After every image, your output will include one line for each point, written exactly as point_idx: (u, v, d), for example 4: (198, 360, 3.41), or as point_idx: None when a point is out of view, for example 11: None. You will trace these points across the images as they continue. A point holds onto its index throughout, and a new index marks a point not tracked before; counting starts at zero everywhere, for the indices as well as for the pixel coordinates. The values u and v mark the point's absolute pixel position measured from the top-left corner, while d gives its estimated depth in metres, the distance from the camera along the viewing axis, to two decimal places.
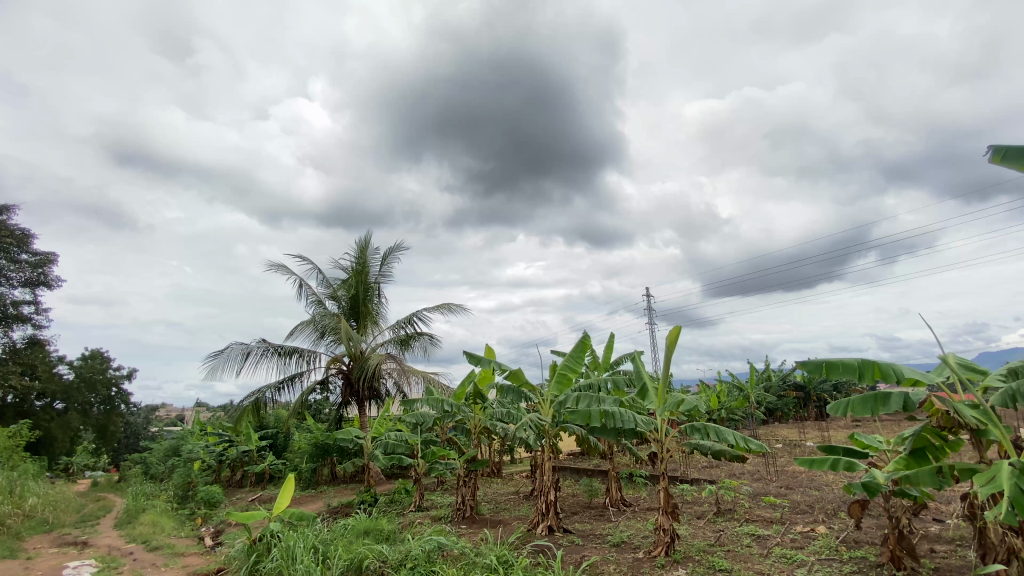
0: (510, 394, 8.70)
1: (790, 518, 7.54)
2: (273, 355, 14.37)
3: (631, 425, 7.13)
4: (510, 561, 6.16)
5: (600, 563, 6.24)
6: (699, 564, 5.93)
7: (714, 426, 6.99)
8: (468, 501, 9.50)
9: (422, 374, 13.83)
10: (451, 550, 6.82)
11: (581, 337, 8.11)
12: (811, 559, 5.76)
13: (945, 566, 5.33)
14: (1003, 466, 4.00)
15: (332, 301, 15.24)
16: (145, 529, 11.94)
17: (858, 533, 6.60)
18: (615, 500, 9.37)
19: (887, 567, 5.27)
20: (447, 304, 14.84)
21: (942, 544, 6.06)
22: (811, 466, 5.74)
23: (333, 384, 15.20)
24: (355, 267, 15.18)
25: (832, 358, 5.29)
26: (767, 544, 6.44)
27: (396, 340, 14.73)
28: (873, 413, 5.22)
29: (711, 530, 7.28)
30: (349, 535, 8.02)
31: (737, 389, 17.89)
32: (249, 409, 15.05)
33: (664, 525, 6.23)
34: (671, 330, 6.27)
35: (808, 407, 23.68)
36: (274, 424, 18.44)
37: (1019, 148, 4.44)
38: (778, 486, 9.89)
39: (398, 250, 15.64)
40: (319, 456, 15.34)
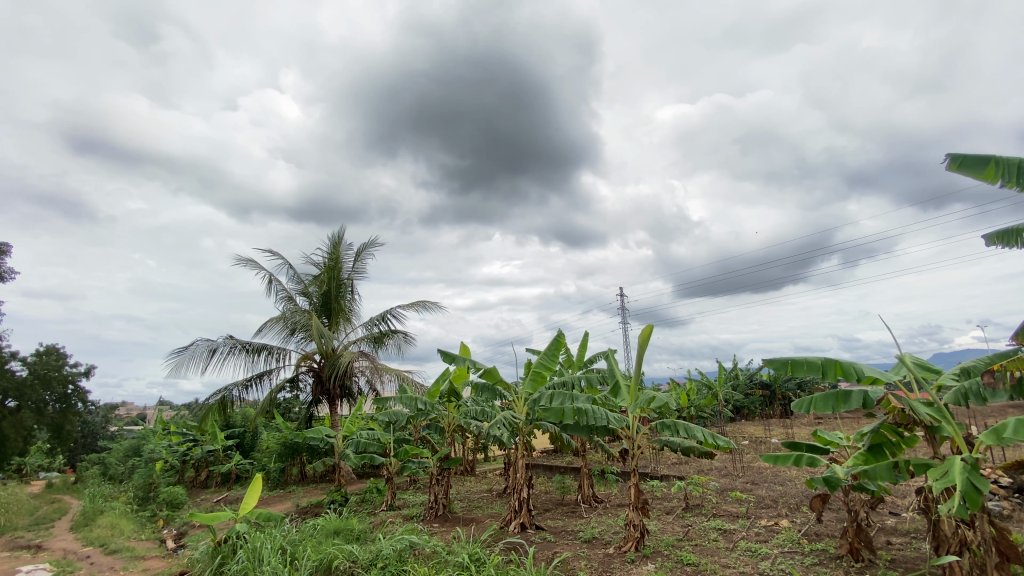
0: (484, 392, 8.66)
1: (755, 513, 7.76)
2: (240, 352, 14.00)
3: (604, 423, 7.22)
4: (482, 559, 6.15)
5: (572, 559, 6.30)
6: (668, 559, 6.05)
7: (683, 424, 7.13)
8: (440, 499, 9.46)
9: (395, 372, 13.68)
10: (423, 549, 6.77)
11: (556, 335, 8.14)
12: (774, 552, 5.95)
13: (901, 557, 5.58)
14: (956, 462, 4.20)
15: (303, 297, 14.96)
16: (102, 531, 11.47)
17: (820, 527, 6.84)
18: (587, 496, 9.48)
19: (845, 559, 5.49)
20: (422, 302, 14.74)
21: (897, 537, 6.34)
22: (775, 462, 5.92)
23: (303, 382, 14.92)
24: (326, 263, 14.89)
25: (797, 357, 5.43)
26: (732, 538, 6.62)
27: (369, 337, 14.54)
28: (834, 410, 5.39)
29: (680, 525, 7.42)
30: (318, 535, 7.90)
31: (706, 388, 18.32)
32: (215, 407, 14.61)
33: (634, 520, 6.34)
34: (643, 329, 6.36)
35: (773, 405, 24.40)
36: (241, 422, 17.98)
37: (975, 157, 4.64)
38: (744, 482, 10.15)
39: (373, 246, 15.46)
40: (288, 455, 15.03)
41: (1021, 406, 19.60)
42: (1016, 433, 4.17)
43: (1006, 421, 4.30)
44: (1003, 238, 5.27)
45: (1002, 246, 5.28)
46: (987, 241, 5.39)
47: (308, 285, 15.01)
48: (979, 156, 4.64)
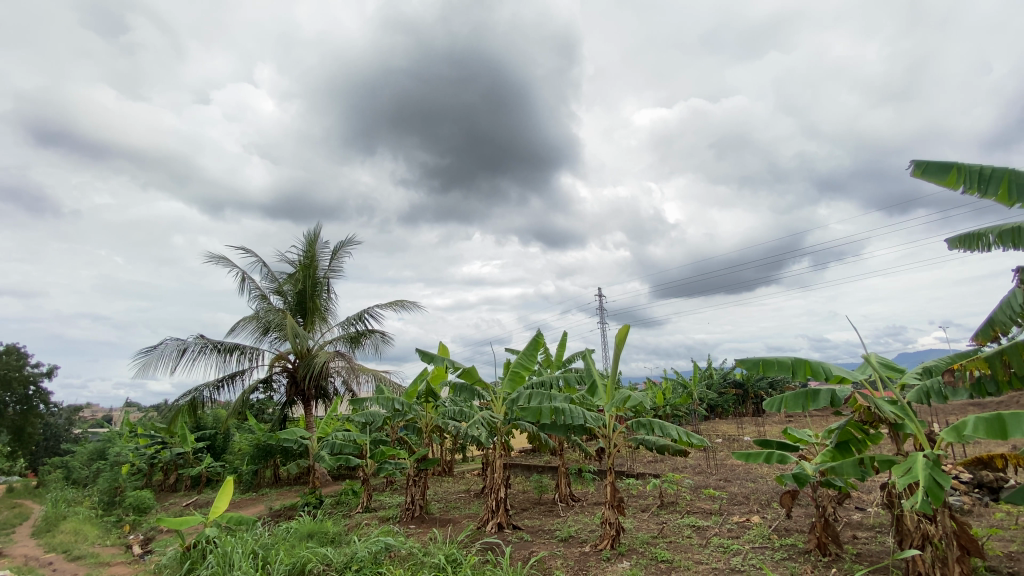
0: (463, 392, 8.61)
1: (727, 510, 7.91)
2: (211, 351, 13.63)
3: (581, 421, 7.28)
4: (458, 559, 6.11)
5: (548, 558, 6.32)
6: (643, 556, 6.11)
7: (658, 422, 7.22)
8: (417, 501, 9.39)
9: (372, 373, 13.50)
10: (399, 551, 6.70)
11: (535, 335, 8.16)
12: (745, 548, 6.07)
13: (867, 551, 5.76)
14: (919, 458, 4.35)
15: (277, 296, 14.69)
16: (65, 537, 11.04)
17: (789, 522, 7.01)
18: (564, 495, 9.54)
19: (813, 553, 5.64)
20: (400, 301, 14.61)
21: (863, 531, 6.55)
22: (747, 459, 6.04)
23: (277, 383, 14.64)
24: (302, 261, 14.62)
25: (769, 357, 5.56)
26: (705, 535, 6.73)
27: (345, 337, 14.33)
28: (803, 408, 5.52)
29: (655, 522, 7.52)
30: (291, 538, 7.75)
31: (681, 386, 18.58)
32: (184, 409, 14.21)
33: (610, 518, 6.39)
34: (620, 329, 6.43)
35: (746, 403, 24.89)
36: (212, 424, 17.53)
37: (938, 164, 4.82)
38: (718, 479, 10.34)
39: (350, 245, 15.25)
40: (262, 457, 14.73)
41: (980, 404, 20.40)
42: (975, 429, 4.33)
43: (965, 418, 4.48)
44: (965, 242, 5.49)
45: (964, 249, 5.49)
46: (950, 245, 5.60)
47: (282, 284, 14.72)
48: (942, 163, 4.81)
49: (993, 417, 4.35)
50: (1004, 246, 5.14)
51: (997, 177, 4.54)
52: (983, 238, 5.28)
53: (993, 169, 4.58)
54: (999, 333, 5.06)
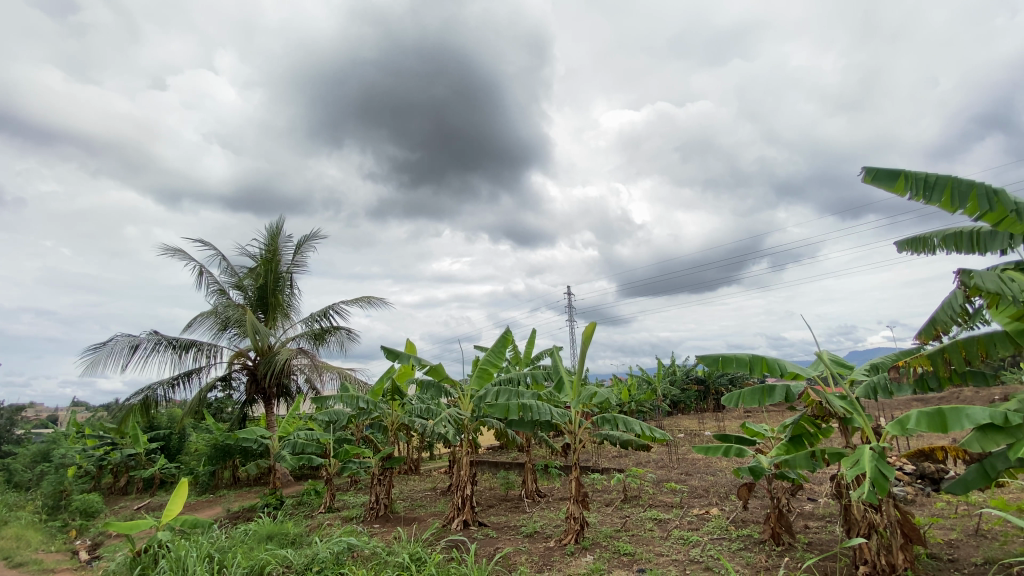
0: (430, 389, 8.52)
1: (688, 502, 8.13)
2: (166, 348, 13.06)
3: (547, 417, 7.32)
4: (423, 558, 6.05)
5: (513, 554, 6.35)
6: (606, 550, 6.21)
7: (623, 417, 7.34)
8: (381, 500, 9.26)
9: (336, 371, 13.20)
10: (362, 551, 6.59)
11: (503, 331, 8.15)
12: (704, 539, 6.25)
13: (817, 539, 6.02)
14: (866, 451, 4.57)
15: (237, 290, 14.21)
16: (5, 544, 10.37)
17: (746, 513, 7.26)
18: (531, 491, 9.58)
19: (768, 543, 5.86)
20: (367, 297, 14.36)
21: (814, 521, 6.85)
22: (707, 452, 6.22)
23: (236, 381, 14.17)
24: (263, 254, 14.16)
25: (728, 353, 5.74)
26: (667, 527, 6.90)
27: (309, 334, 13.98)
28: (759, 403, 5.72)
29: (618, 516, 7.65)
30: (250, 541, 7.50)
31: (646, 383, 18.92)
32: (136, 408, 13.59)
33: (574, 513, 6.46)
34: (586, 326, 6.50)
35: (707, 399, 25.54)
36: (167, 424, 16.83)
37: (887, 170, 5.04)
38: (679, 473, 10.61)
39: (315, 239, 14.88)
40: (219, 458, 14.22)
41: (923, 399, 21.60)
42: (917, 423, 4.58)
43: (908, 412, 4.73)
44: (912, 245, 5.78)
45: (911, 252, 5.78)
46: (899, 248, 5.88)
47: (243, 278, 14.25)
48: (890, 170, 5.04)
49: (935, 412, 4.61)
50: (948, 250, 5.44)
51: (940, 184, 4.79)
52: (929, 243, 5.58)
53: (936, 177, 4.84)
54: (940, 331, 5.36)
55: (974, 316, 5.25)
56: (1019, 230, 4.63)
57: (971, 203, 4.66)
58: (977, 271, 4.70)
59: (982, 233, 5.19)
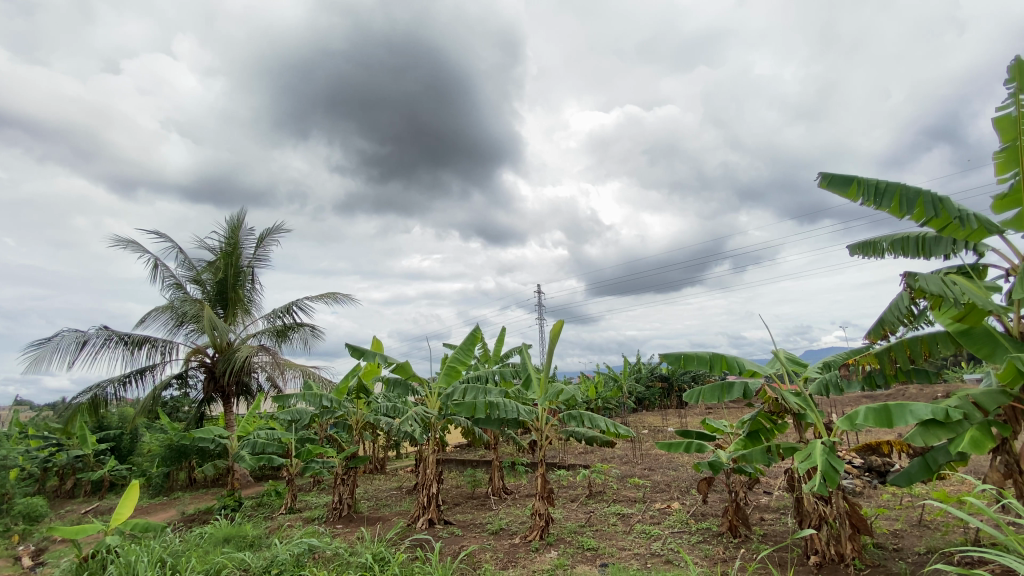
0: (397, 388, 8.47)
1: (651, 497, 8.31)
2: (117, 345, 12.45)
3: (514, 415, 7.32)
4: (386, 558, 5.97)
5: (478, 551, 6.35)
6: (570, 545, 6.27)
7: (588, 414, 7.43)
8: (345, 500, 9.09)
9: (300, 368, 12.86)
10: (324, 552, 6.44)
11: (473, 329, 8.11)
12: (665, 533, 6.41)
13: (771, 531, 6.25)
14: (817, 445, 4.77)
15: (195, 285, 13.68)
16: None
17: (705, 507, 7.47)
18: (497, 488, 9.60)
19: (725, 535, 6.06)
20: (332, 293, 14.05)
21: (769, 513, 7.11)
22: (669, 448, 6.37)
23: (193, 378, 13.63)
24: (223, 248, 13.66)
25: (689, 351, 5.89)
26: (629, 522, 7.03)
27: (270, 331, 13.58)
28: (719, 400, 5.90)
29: (583, 512, 7.74)
30: (205, 544, 7.24)
31: (612, 380, 19.20)
32: (84, 407, 12.92)
33: (540, 509, 6.51)
34: (554, 324, 6.55)
35: (671, 396, 26.10)
36: (117, 424, 16.06)
37: (842, 177, 5.26)
38: (642, 469, 10.83)
39: (278, 233, 14.45)
40: (174, 459, 13.65)
41: (872, 396, 22.68)
42: (866, 419, 4.81)
43: (857, 409, 4.96)
44: (863, 249, 6.06)
45: (862, 255, 6.06)
46: (851, 251, 6.15)
47: (201, 272, 13.72)
48: (844, 176, 5.26)
49: (882, 408, 4.87)
50: (895, 254, 5.73)
51: (890, 192, 5.01)
52: (878, 247, 5.85)
53: (887, 184, 5.06)
54: (888, 332, 5.64)
55: (918, 317, 5.54)
56: (961, 235, 4.94)
57: (918, 210, 4.92)
58: (922, 274, 4.96)
59: (927, 239, 5.48)
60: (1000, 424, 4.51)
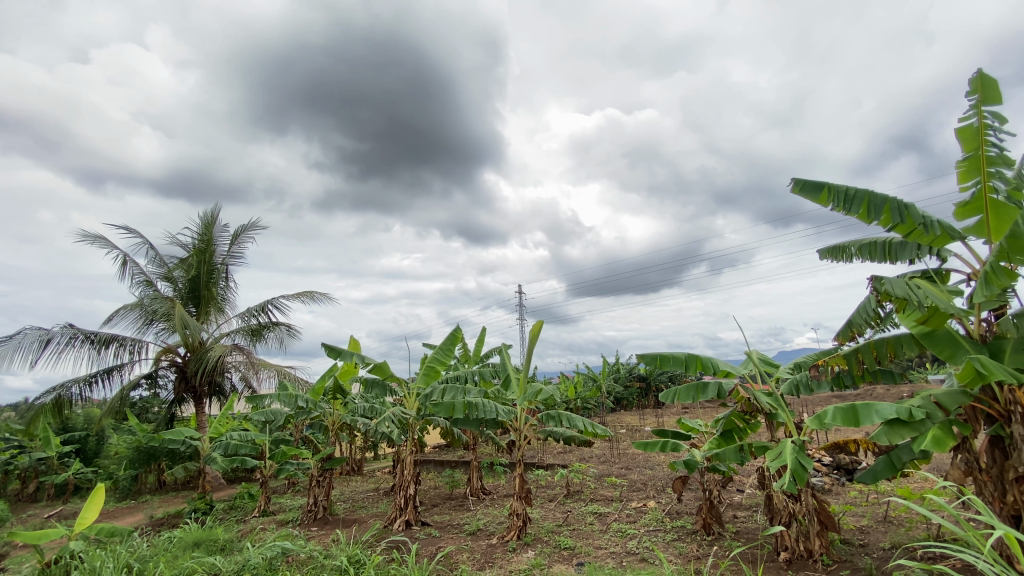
0: (375, 388, 8.35)
1: (627, 496, 8.40)
2: (83, 343, 12.04)
3: (493, 415, 7.32)
4: (361, 560, 5.90)
5: (455, 553, 6.32)
6: (547, 545, 6.29)
7: (567, 414, 7.47)
8: (320, 501, 8.96)
9: (275, 368, 12.62)
10: (297, 555, 6.32)
11: (453, 329, 8.08)
12: (640, 531, 6.49)
13: (743, 528, 6.38)
14: (787, 444, 4.88)
15: (166, 282, 13.32)
16: None
17: (680, 505, 7.58)
18: (475, 489, 9.57)
19: (699, 533, 6.16)
20: (309, 292, 13.82)
21: (741, 510, 7.26)
22: (645, 448, 6.45)
23: (163, 378, 13.27)
24: (196, 244, 13.32)
25: (666, 352, 5.97)
26: (606, 521, 7.10)
27: (244, 330, 13.29)
28: (694, 399, 6.00)
29: (561, 511, 7.78)
30: (174, 549, 7.04)
31: (591, 380, 19.35)
32: (47, 408, 12.45)
33: (517, 509, 6.52)
34: (534, 324, 6.57)
35: (648, 396, 26.42)
36: (83, 425, 15.51)
37: (813, 183, 5.39)
38: (620, 468, 10.94)
39: (253, 230, 14.16)
40: (143, 461, 13.26)
41: (842, 396, 23.34)
42: (834, 418, 4.96)
43: (825, 408, 5.10)
44: (832, 253, 6.23)
45: (832, 260, 6.22)
46: (821, 255, 6.32)
47: (172, 269, 13.36)
48: (815, 182, 5.40)
49: (849, 408, 5.02)
50: (863, 258, 5.91)
51: (859, 198, 5.16)
52: (847, 251, 6.03)
53: (856, 191, 5.20)
54: (855, 334, 5.81)
55: (884, 319, 5.72)
56: (925, 241, 5.11)
57: (885, 216, 5.08)
58: (887, 278, 5.12)
59: (893, 244, 5.66)
60: (961, 423, 4.69)
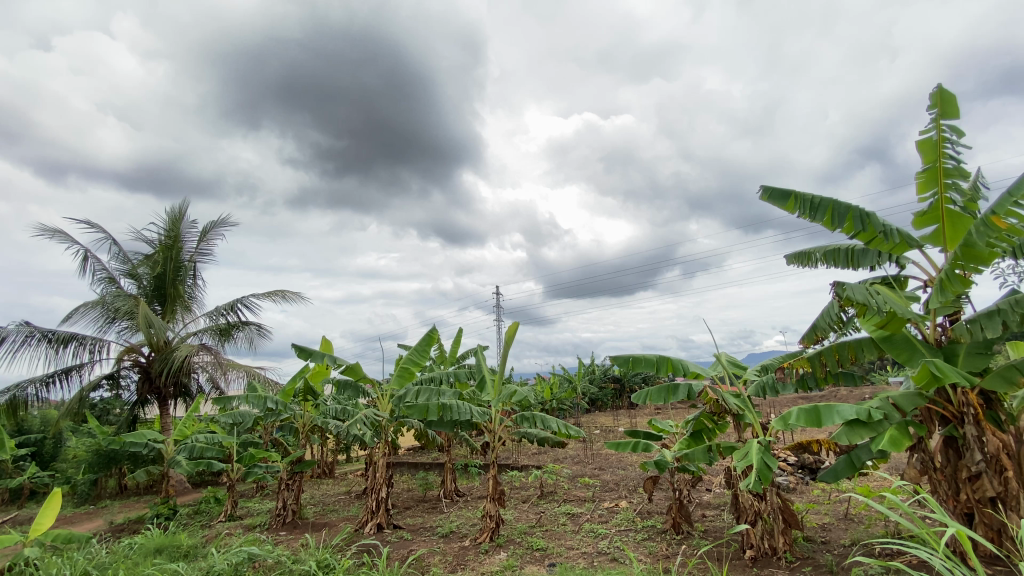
0: (347, 389, 8.20)
1: (599, 496, 8.50)
2: (39, 343, 11.52)
3: (467, 417, 7.30)
4: (331, 565, 5.80)
5: (427, 555, 6.28)
6: (519, 546, 6.31)
7: (541, 416, 7.48)
8: (289, 505, 8.77)
9: (244, 369, 12.32)
10: (264, 560, 6.18)
11: (428, 330, 8.02)
12: (612, 531, 6.56)
13: (711, 527, 6.52)
14: (754, 444, 5.01)
15: (130, 279, 12.87)
16: None
17: (651, 505, 7.70)
18: (449, 491, 9.52)
19: (669, 532, 6.26)
20: (281, 291, 13.54)
21: (710, 510, 7.41)
22: (617, 448, 6.53)
23: (125, 379, 12.80)
24: (162, 240, 12.91)
25: (637, 353, 6.06)
26: (578, 521, 7.16)
27: (212, 329, 12.94)
28: (664, 400, 6.10)
29: (534, 512, 7.81)
30: (135, 556, 6.80)
31: (566, 381, 19.48)
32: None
33: (490, 511, 6.52)
34: (509, 325, 6.58)
35: (622, 398, 26.72)
36: (39, 428, 14.84)
37: (780, 191, 5.56)
38: (593, 468, 11.05)
39: (223, 226, 13.80)
40: (103, 465, 12.76)
41: (807, 397, 24.08)
42: (797, 419, 5.12)
43: (789, 409, 5.26)
44: (799, 259, 6.42)
45: (798, 265, 6.42)
46: (788, 261, 6.50)
47: (137, 266, 12.92)
48: (783, 190, 5.56)
49: (812, 408, 5.18)
50: (827, 264, 6.11)
51: (824, 206, 5.34)
52: (812, 257, 6.22)
53: (821, 199, 5.38)
54: (819, 337, 6.00)
55: (847, 324, 5.92)
56: (885, 248, 5.32)
57: (848, 224, 5.27)
58: (849, 284, 5.32)
59: (856, 251, 5.87)
60: (917, 424, 4.90)
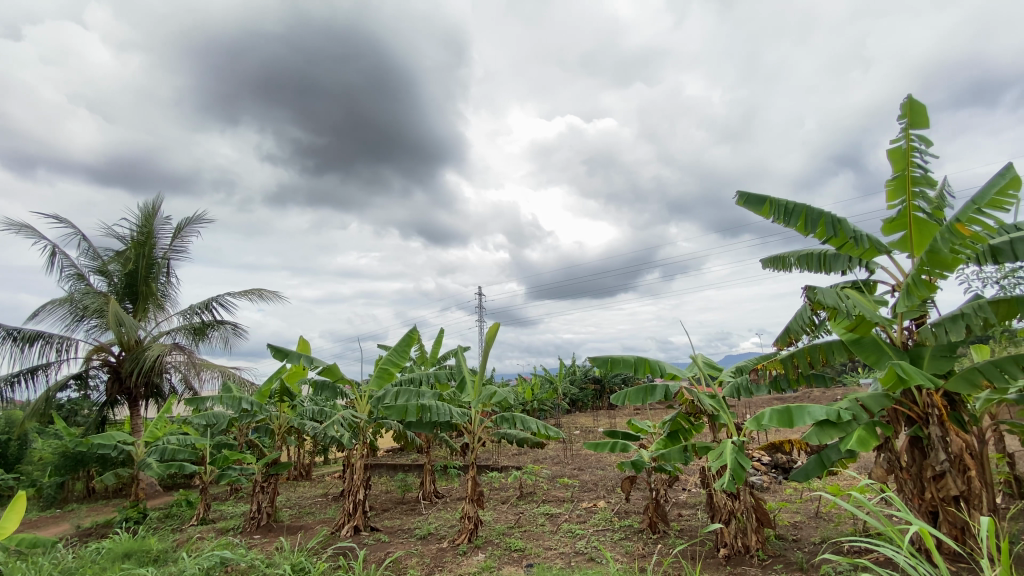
0: (324, 390, 8.09)
1: (578, 496, 8.56)
2: (3, 342, 11.10)
3: (447, 418, 7.28)
4: (306, 568, 5.71)
5: (404, 557, 6.24)
6: (497, 547, 6.31)
7: (521, 416, 7.49)
8: (264, 508, 8.61)
9: (218, 369, 12.06)
10: (237, 564, 6.05)
11: (408, 330, 7.97)
12: (589, 531, 6.62)
13: (687, 527, 6.61)
14: (728, 444, 5.10)
15: (100, 276, 12.50)
16: None
17: (629, 505, 7.78)
18: (428, 493, 9.46)
19: (646, 532, 6.33)
20: (258, 289, 13.30)
21: (686, 509, 7.52)
22: (596, 448, 6.59)
23: (94, 379, 12.42)
24: (134, 237, 12.56)
25: (617, 355, 6.12)
26: (557, 521, 7.19)
27: (186, 328, 12.64)
28: (642, 401, 6.17)
29: (512, 513, 7.82)
30: (102, 561, 6.60)
31: (547, 382, 19.53)
32: None
33: (469, 513, 6.50)
34: (490, 326, 6.58)
35: (603, 398, 26.91)
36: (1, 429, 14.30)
37: (756, 196, 5.67)
38: (572, 469, 11.11)
39: (199, 223, 13.49)
40: (70, 468, 12.37)
41: (782, 397, 24.55)
42: (770, 419, 5.23)
43: (763, 410, 5.38)
44: (774, 263, 6.57)
45: (773, 269, 6.56)
46: (763, 265, 6.64)
47: (107, 263, 12.56)
48: (759, 196, 5.67)
49: (784, 409, 5.31)
50: (801, 268, 6.26)
51: (797, 212, 5.46)
52: (787, 262, 6.37)
53: (794, 205, 5.50)
54: (792, 340, 6.14)
55: (818, 326, 6.07)
56: (855, 253, 5.47)
57: (820, 229, 5.39)
58: (820, 288, 5.47)
59: (827, 255, 6.03)
60: (884, 424, 5.05)
